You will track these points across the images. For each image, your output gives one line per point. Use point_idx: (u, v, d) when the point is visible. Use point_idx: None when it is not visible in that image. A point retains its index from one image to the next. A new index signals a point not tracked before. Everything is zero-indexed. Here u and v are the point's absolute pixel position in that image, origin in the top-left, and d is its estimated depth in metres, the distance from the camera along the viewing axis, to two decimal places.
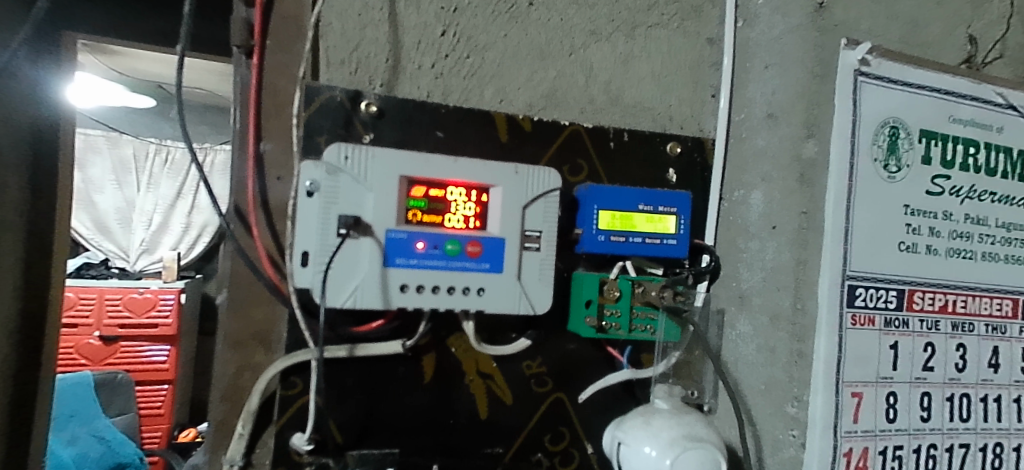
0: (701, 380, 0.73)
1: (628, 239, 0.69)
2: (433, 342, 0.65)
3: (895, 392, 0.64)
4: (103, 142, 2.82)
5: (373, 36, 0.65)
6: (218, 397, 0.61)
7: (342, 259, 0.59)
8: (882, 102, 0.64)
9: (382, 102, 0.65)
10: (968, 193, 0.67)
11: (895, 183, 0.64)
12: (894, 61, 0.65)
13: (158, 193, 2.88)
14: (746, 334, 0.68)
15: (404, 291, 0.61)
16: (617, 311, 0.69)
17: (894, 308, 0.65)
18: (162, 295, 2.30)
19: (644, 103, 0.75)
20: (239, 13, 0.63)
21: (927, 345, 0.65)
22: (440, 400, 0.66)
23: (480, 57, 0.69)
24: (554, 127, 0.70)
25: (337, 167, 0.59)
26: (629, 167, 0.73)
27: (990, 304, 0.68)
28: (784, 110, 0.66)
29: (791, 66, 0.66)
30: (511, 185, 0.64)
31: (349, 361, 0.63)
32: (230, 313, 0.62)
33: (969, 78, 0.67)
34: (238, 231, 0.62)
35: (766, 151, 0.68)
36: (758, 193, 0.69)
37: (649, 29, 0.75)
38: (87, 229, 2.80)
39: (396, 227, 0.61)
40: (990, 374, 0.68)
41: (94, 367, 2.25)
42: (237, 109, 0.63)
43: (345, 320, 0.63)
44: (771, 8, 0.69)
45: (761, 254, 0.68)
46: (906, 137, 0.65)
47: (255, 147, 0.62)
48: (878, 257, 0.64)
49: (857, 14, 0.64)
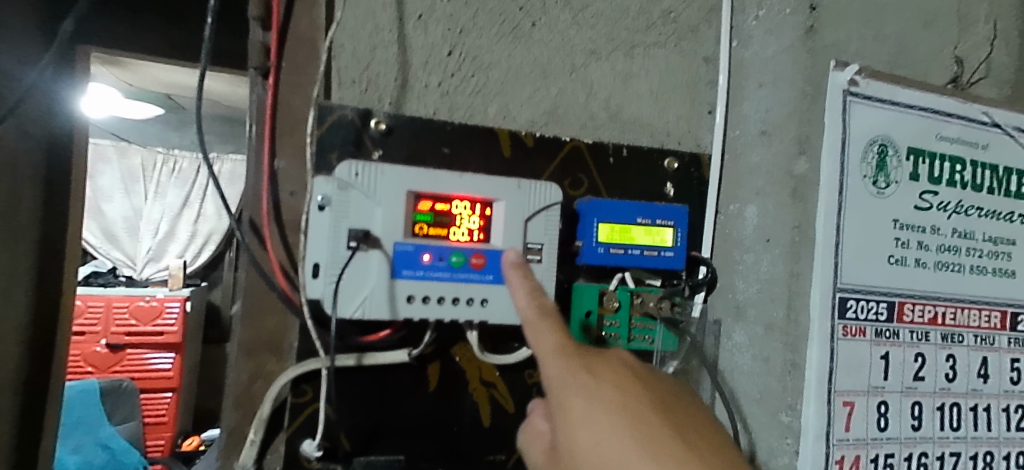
0: (699, 388, 0.75)
1: (627, 251, 0.72)
2: (438, 351, 0.68)
3: (886, 401, 0.66)
4: (113, 153, 2.87)
5: (382, 57, 0.68)
6: (231, 404, 0.64)
7: (352, 271, 0.62)
8: (872, 121, 0.66)
9: (391, 120, 0.68)
10: (956, 208, 0.69)
11: (885, 199, 0.67)
12: (883, 81, 0.67)
13: (165, 202, 2.91)
14: (743, 344, 0.70)
15: (410, 302, 0.63)
16: (616, 322, 0.72)
17: (885, 320, 0.67)
18: (167, 303, 2.33)
19: (643, 119, 0.77)
20: (257, 36, 0.66)
21: (917, 355, 0.67)
22: (444, 407, 0.68)
23: (485, 75, 0.72)
24: (555, 143, 0.73)
25: (348, 182, 0.62)
26: (629, 181, 0.76)
27: (978, 316, 0.70)
28: (777, 128, 0.69)
29: (783, 86, 0.69)
30: (514, 199, 0.66)
31: (357, 370, 0.65)
32: (243, 322, 0.64)
33: (956, 98, 0.70)
34: (252, 243, 0.64)
35: (760, 167, 0.71)
36: (753, 207, 0.71)
37: (647, 49, 0.77)
38: (95, 238, 2.82)
39: (403, 240, 0.63)
40: (979, 384, 0.70)
41: (100, 375, 2.26)
42: (253, 126, 0.65)
43: (354, 329, 0.65)
44: (764, 29, 0.72)
45: (756, 266, 0.70)
46: (894, 155, 0.67)
47: (270, 164, 0.65)
48: (868, 271, 0.66)
49: (847, 37, 0.67)
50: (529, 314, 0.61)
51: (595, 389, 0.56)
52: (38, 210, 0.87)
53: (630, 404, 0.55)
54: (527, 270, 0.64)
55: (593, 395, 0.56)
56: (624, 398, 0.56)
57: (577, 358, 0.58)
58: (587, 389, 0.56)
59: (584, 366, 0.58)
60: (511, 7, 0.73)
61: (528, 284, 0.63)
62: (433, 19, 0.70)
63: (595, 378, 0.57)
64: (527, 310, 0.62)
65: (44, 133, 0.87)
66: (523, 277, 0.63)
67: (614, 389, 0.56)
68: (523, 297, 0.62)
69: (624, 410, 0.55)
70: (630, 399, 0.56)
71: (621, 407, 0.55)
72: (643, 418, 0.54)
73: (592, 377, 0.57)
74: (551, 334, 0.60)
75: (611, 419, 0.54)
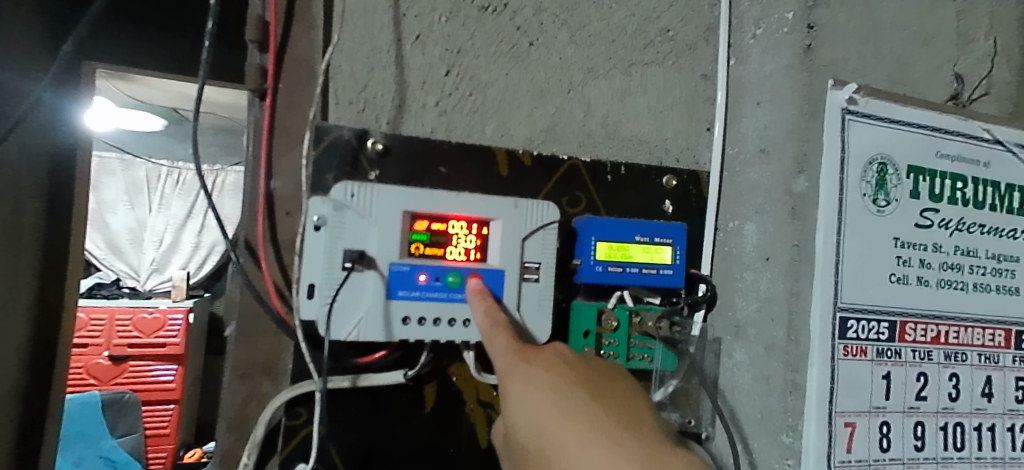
0: (699, 408, 0.74)
1: (625, 270, 0.71)
2: (435, 371, 0.67)
3: (888, 422, 0.65)
4: (117, 165, 2.90)
5: (379, 77, 0.68)
6: (223, 427, 0.63)
7: (347, 291, 0.62)
8: (870, 139, 0.66)
9: (388, 140, 0.68)
10: (958, 225, 0.69)
11: (885, 217, 0.66)
12: (882, 99, 0.67)
13: (169, 214, 2.91)
14: (743, 363, 0.70)
15: (406, 323, 0.63)
16: (614, 340, 0.71)
17: (887, 339, 0.66)
18: (171, 315, 2.32)
19: (640, 137, 0.77)
20: (254, 59, 0.66)
21: (919, 375, 0.67)
22: (441, 428, 0.67)
23: (482, 95, 0.72)
24: (553, 161, 0.73)
25: (343, 203, 0.62)
26: (627, 199, 0.75)
27: (982, 335, 0.69)
28: (775, 146, 0.68)
29: (781, 104, 0.68)
30: (510, 219, 0.66)
31: (352, 391, 0.65)
32: (238, 343, 0.64)
33: (957, 115, 0.69)
34: (247, 264, 0.64)
35: (759, 185, 0.70)
36: (752, 225, 0.71)
37: (645, 67, 0.77)
38: (99, 249, 2.83)
39: (399, 260, 0.63)
40: (983, 403, 0.69)
41: (103, 387, 2.24)
42: (250, 146, 0.65)
43: (349, 351, 0.65)
44: (762, 47, 0.72)
45: (756, 284, 0.69)
46: (894, 173, 0.67)
47: (266, 185, 0.65)
48: (870, 290, 0.65)
49: (844, 55, 0.67)
50: (484, 322, 0.62)
51: (534, 378, 0.58)
52: (40, 224, 0.85)
53: (567, 387, 0.58)
54: (488, 294, 0.63)
55: (532, 384, 0.58)
56: (562, 383, 0.58)
57: (517, 351, 0.59)
58: (526, 378, 0.58)
59: (522, 356, 0.59)
60: (509, 27, 0.72)
61: (485, 301, 0.63)
62: (430, 39, 0.70)
63: (531, 368, 0.58)
64: (483, 320, 0.62)
65: (45, 148, 0.84)
66: (481, 298, 0.63)
67: (552, 377, 0.58)
68: (480, 312, 0.62)
69: (561, 394, 0.57)
70: (567, 382, 0.58)
71: (557, 392, 0.57)
72: (576, 398, 0.57)
73: (530, 367, 0.58)
74: (500, 335, 0.61)
75: (548, 404, 0.57)
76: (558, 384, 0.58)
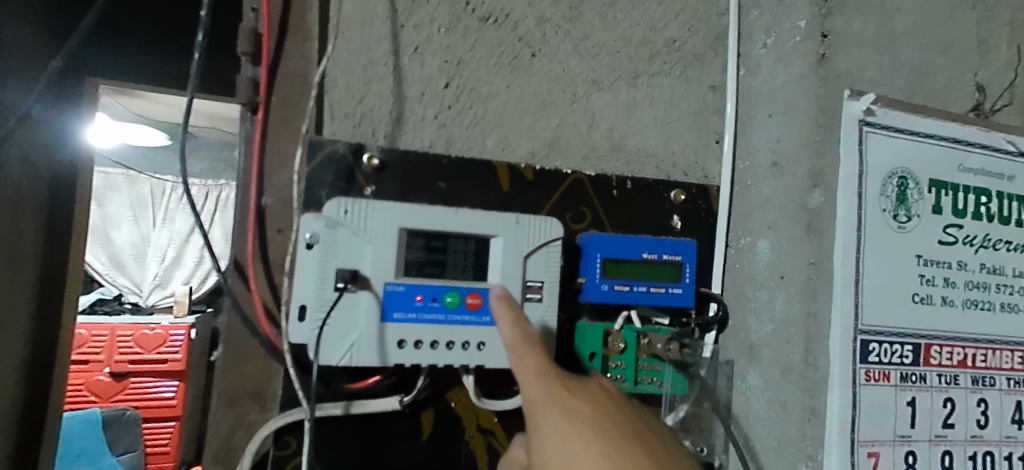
0: (711, 435, 0.71)
1: (631, 288, 0.68)
2: (432, 397, 0.64)
3: (914, 451, 0.62)
4: (123, 180, 2.73)
5: (376, 90, 0.65)
6: (209, 458, 0.60)
7: (340, 313, 0.59)
8: (890, 153, 0.63)
9: (384, 155, 0.65)
10: (983, 242, 0.66)
11: (906, 234, 0.63)
12: (900, 110, 0.64)
13: (173, 229, 2.74)
14: (757, 387, 0.66)
15: (402, 346, 0.60)
16: (622, 363, 0.68)
17: (910, 363, 0.62)
18: (172, 331, 2.10)
19: (647, 150, 0.74)
20: (246, 72, 0.64)
21: (946, 401, 0.63)
22: (439, 457, 0.64)
23: (483, 107, 0.69)
24: (556, 176, 0.70)
25: (336, 220, 0.59)
26: (633, 214, 0.72)
27: (1011, 358, 0.66)
28: (789, 159, 0.65)
29: (795, 115, 0.65)
30: (512, 237, 0.63)
31: (346, 418, 0.62)
32: (225, 369, 0.61)
33: (979, 127, 0.67)
34: (236, 285, 0.61)
35: (772, 200, 0.67)
36: (765, 241, 0.67)
37: (651, 78, 0.74)
38: (102, 264, 2.64)
39: (394, 280, 0.60)
40: (1014, 431, 0.66)
41: (103, 404, 2.09)
42: (241, 161, 0.63)
43: (343, 375, 0.62)
44: (773, 57, 0.69)
45: (770, 304, 0.66)
46: (915, 188, 0.64)
47: (257, 201, 0.62)
48: (891, 311, 0.62)
49: (860, 65, 0.64)
50: (517, 345, 0.58)
51: (573, 410, 0.54)
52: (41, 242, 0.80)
53: (608, 422, 0.54)
54: (518, 313, 0.60)
55: (571, 417, 0.53)
56: (603, 418, 0.54)
57: (555, 379, 0.55)
58: (565, 409, 0.54)
59: (563, 385, 0.55)
60: (510, 38, 0.70)
61: (517, 323, 0.59)
62: (429, 51, 0.67)
63: (572, 398, 0.54)
64: (516, 343, 0.58)
65: (49, 171, 0.81)
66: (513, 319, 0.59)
67: (592, 411, 0.54)
68: (513, 333, 0.58)
69: (602, 428, 0.53)
70: (608, 418, 0.54)
71: (597, 427, 0.53)
72: (617, 434, 0.53)
73: (570, 398, 0.54)
74: (535, 360, 0.57)
75: (587, 439, 0.52)
76: (600, 419, 0.54)
